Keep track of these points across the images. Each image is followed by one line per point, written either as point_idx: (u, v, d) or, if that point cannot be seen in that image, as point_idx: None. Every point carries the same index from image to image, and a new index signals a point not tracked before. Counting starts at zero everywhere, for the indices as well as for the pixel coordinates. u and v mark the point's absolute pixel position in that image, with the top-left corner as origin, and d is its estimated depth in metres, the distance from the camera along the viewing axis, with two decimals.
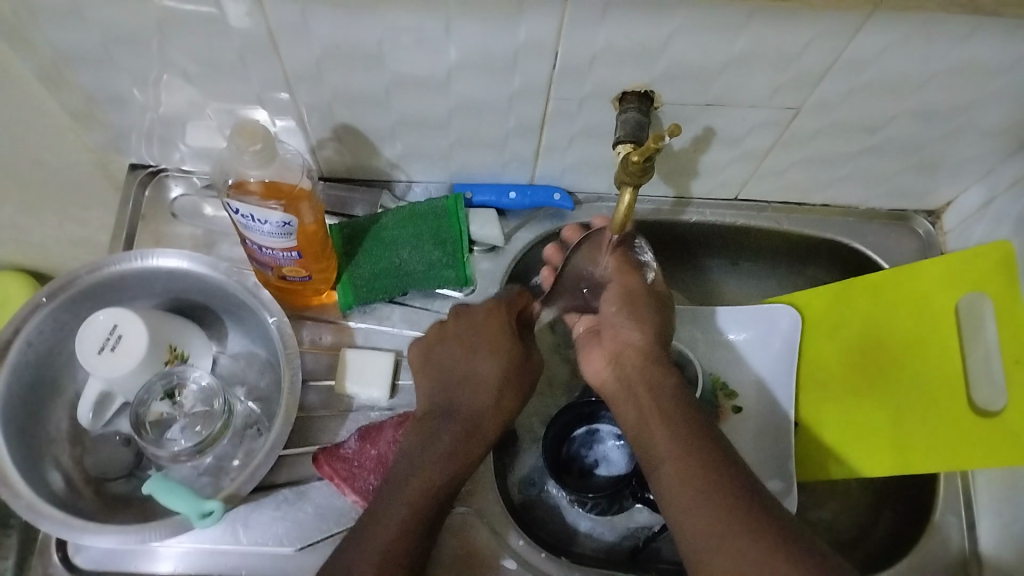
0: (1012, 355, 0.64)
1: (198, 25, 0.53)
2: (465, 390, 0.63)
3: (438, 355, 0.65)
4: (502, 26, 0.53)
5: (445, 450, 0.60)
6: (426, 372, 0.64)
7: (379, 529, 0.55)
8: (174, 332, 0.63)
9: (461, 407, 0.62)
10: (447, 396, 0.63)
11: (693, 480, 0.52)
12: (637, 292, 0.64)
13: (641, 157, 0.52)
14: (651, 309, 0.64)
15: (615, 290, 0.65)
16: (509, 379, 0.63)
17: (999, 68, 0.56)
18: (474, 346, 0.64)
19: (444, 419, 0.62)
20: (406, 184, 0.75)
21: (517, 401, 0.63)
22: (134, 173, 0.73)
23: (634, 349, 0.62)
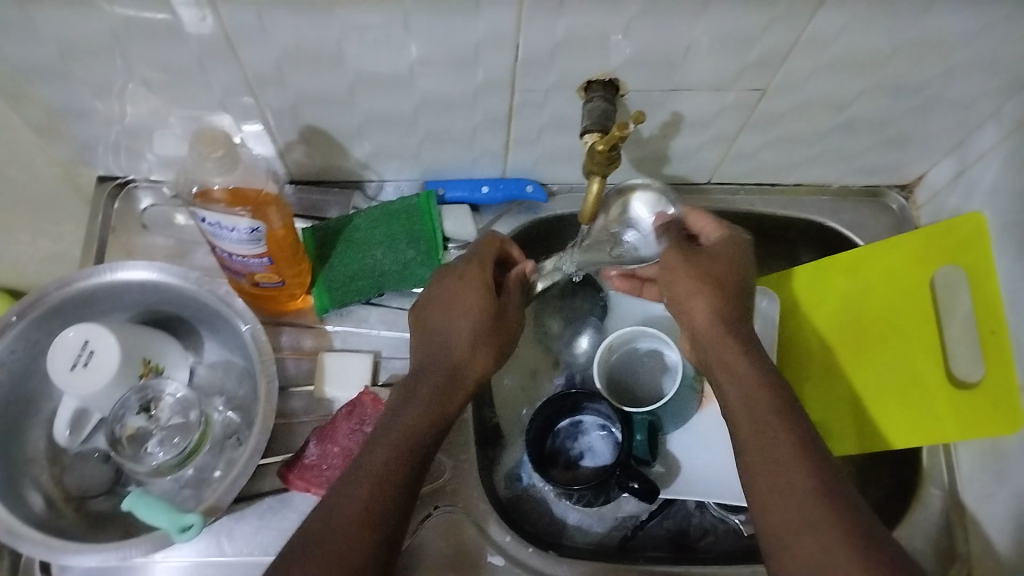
0: (988, 325, 0.64)
1: (155, 31, 0.53)
2: (458, 347, 0.59)
3: (426, 312, 0.61)
4: (460, 20, 0.52)
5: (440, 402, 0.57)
6: (418, 328, 0.61)
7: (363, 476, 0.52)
8: (148, 345, 0.62)
9: (442, 357, 0.59)
10: (440, 358, 0.59)
11: (786, 491, 0.48)
12: (686, 261, 0.60)
13: (607, 145, 0.53)
14: (723, 267, 0.59)
15: (698, 265, 0.59)
16: (483, 337, 0.60)
17: (964, 38, 0.56)
18: (457, 316, 0.60)
19: (422, 375, 0.58)
20: (378, 184, 0.74)
21: (488, 360, 0.60)
22: (103, 186, 0.72)
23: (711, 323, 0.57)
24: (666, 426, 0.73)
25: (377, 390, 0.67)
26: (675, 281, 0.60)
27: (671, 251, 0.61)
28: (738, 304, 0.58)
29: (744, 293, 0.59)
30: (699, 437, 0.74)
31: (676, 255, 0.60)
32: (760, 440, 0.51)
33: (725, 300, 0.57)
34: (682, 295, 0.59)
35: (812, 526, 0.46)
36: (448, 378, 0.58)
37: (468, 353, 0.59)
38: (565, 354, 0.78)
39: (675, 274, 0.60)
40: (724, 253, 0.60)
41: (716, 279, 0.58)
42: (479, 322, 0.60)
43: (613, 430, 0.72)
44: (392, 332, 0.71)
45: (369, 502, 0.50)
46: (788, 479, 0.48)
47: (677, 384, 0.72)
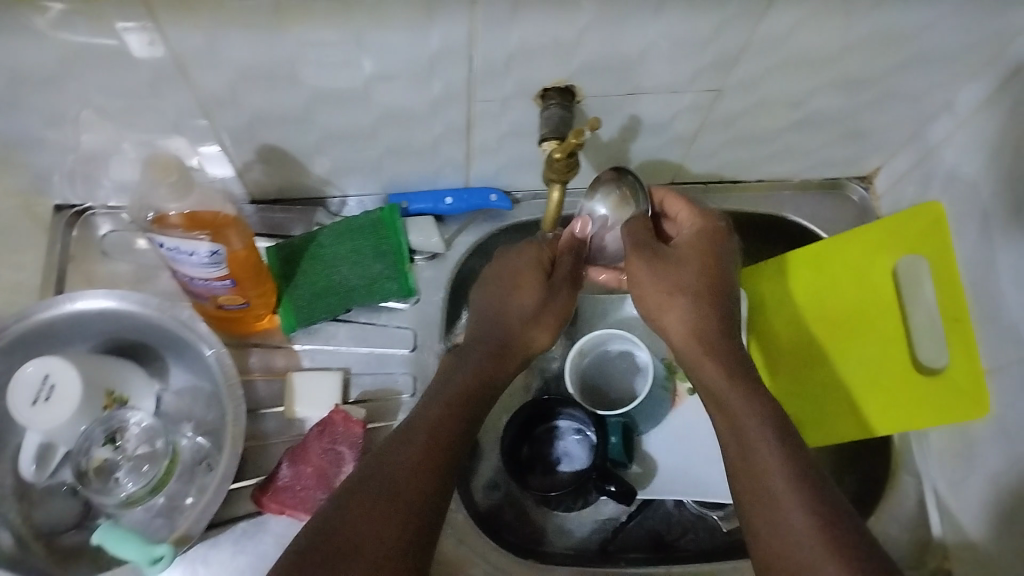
0: (951, 313, 0.64)
1: (102, 57, 0.52)
2: (511, 323, 0.61)
3: (483, 291, 0.64)
4: (413, 33, 0.52)
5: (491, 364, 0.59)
6: (479, 305, 0.63)
7: (369, 498, 0.49)
8: (111, 375, 0.61)
9: (495, 334, 0.61)
10: (494, 333, 0.61)
11: (776, 508, 0.49)
12: (654, 272, 0.60)
13: (563, 154, 0.54)
14: (694, 269, 0.59)
15: (663, 269, 0.60)
16: (539, 315, 0.62)
17: (914, 32, 0.57)
18: (512, 285, 0.62)
19: (475, 350, 0.60)
20: (340, 201, 0.74)
21: (543, 336, 0.62)
22: (60, 215, 0.70)
23: (686, 330, 0.58)
24: (641, 425, 0.73)
25: (347, 408, 0.67)
26: (641, 291, 0.60)
27: (635, 257, 0.61)
28: (714, 307, 0.58)
29: (720, 291, 0.59)
30: (674, 437, 0.75)
31: (642, 262, 0.60)
32: (745, 455, 0.52)
33: (698, 306, 0.58)
34: (649, 301, 0.60)
35: (808, 541, 0.46)
36: (498, 346, 0.60)
37: (520, 329, 0.61)
38: (537, 359, 0.78)
39: (642, 283, 0.60)
40: (698, 251, 0.60)
41: (687, 288, 0.59)
42: (535, 293, 0.62)
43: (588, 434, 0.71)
44: (362, 347, 0.71)
45: (380, 525, 0.48)
46: (778, 495, 0.49)
47: (648, 383, 0.72)
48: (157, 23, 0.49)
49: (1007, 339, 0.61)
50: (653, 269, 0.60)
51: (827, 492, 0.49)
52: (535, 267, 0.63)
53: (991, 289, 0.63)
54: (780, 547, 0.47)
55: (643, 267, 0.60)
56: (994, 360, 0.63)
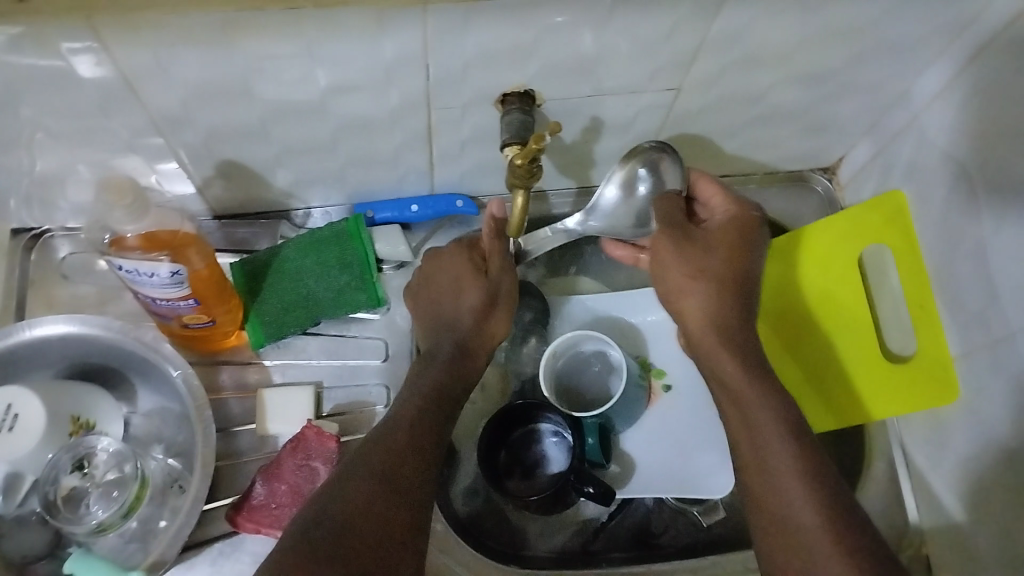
0: (916, 302, 0.66)
1: (50, 80, 0.51)
2: (464, 327, 0.63)
3: (423, 298, 0.66)
4: (367, 44, 0.51)
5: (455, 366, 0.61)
6: (423, 309, 0.66)
7: (356, 485, 0.51)
8: (75, 401, 0.60)
9: (453, 335, 0.63)
10: (448, 339, 0.63)
11: (775, 484, 0.51)
12: (681, 253, 0.61)
13: (525, 158, 0.53)
14: (721, 255, 0.61)
15: (691, 252, 0.61)
16: (488, 308, 0.64)
17: (866, 24, 0.57)
18: (454, 289, 0.65)
19: (439, 351, 0.62)
20: (305, 212, 0.73)
21: (497, 327, 0.65)
22: (17, 239, 0.69)
23: (700, 314, 0.59)
24: (618, 425, 0.73)
25: (321, 423, 0.66)
26: (664, 270, 0.61)
27: (664, 235, 0.62)
28: (735, 296, 0.59)
29: (743, 282, 0.60)
30: (651, 434, 0.75)
31: (669, 241, 0.61)
32: (752, 444, 0.53)
33: (719, 292, 0.59)
34: (670, 282, 0.61)
35: (796, 515, 0.49)
36: (458, 350, 0.62)
37: (476, 330, 0.63)
38: (512, 362, 0.77)
39: (667, 261, 0.61)
40: (726, 238, 0.62)
41: (712, 272, 0.60)
42: (473, 291, 0.64)
43: (565, 435, 0.71)
44: (333, 360, 0.70)
45: (364, 508, 0.50)
46: (775, 473, 0.51)
47: (624, 382, 0.71)
48: (104, 43, 0.48)
49: (971, 324, 0.62)
50: (677, 251, 0.61)
51: (821, 466, 0.52)
52: (469, 264, 0.65)
53: (954, 275, 0.64)
54: (778, 528, 0.50)
55: (669, 246, 0.61)
56: (959, 345, 0.63)
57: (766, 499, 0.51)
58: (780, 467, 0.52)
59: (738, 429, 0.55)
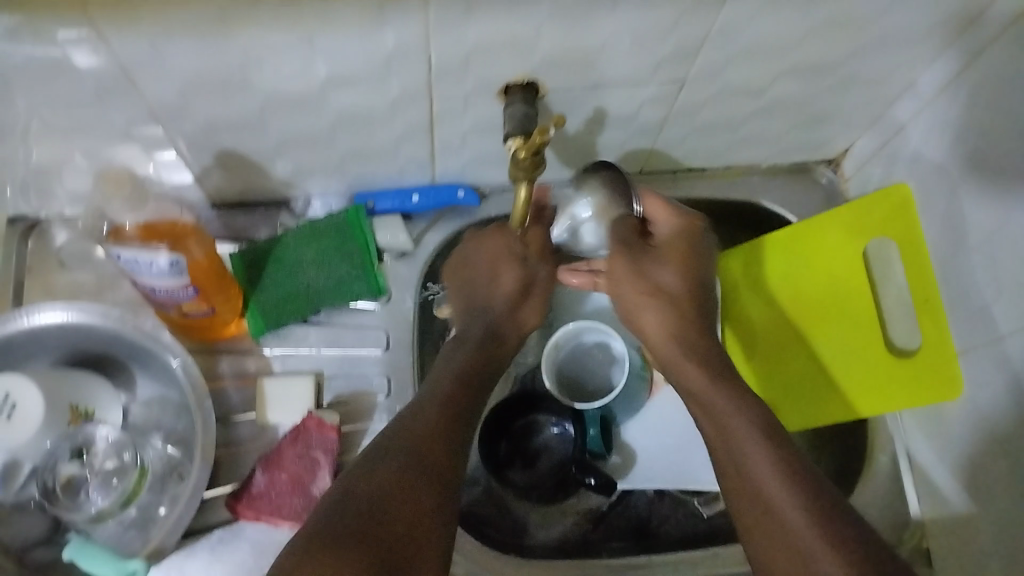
0: (919, 296, 0.65)
1: (46, 69, 0.50)
2: (501, 308, 0.66)
3: (461, 275, 0.67)
4: (366, 35, 0.51)
5: (482, 351, 0.63)
6: (459, 287, 0.67)
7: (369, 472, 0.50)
8: (74, 390, 0.60)
9: (491, 315, 0.65)
10: (486, 319, 0.65)
11: (754, 487, 0.50)
12: (636, 270, 0.62)
13: (528, 152, 0.55)
14: (671, 268, 0.63)
15: (648, 270, 0.62)
16: (523, 294, 0.67)
17: (872, 17, 0.56)
18: (491, 270, 0.66)
19: (475, 327, 0.65)
20: (304, 199, 0.72)
21: (532, 314, 0.68)
22: (13, 227, 0.68)
23: (664, 331, 0.61)
24: (619, 417, 0.73)
25: (321, 412, 0.65)
26: (621, 289, 0.63)
27: (619, 255, 0.63)
28: (689, 313, 0.62)
29: (696, 295, 0.63)
30: (652, 427, 0.75)
31: (624, 261, 0.63)
32: (728, 449, 0.53)
33: (673, 310, 0.61)
34: (631, 299, 0.63)
35: (780, 516, 0.48)
36: (494, 328, 0.65)
37: (512, 314, 0.66)
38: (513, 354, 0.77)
39: (623, 280, 0.63)
40: (676, 252, 0.63)
41: (665, 289, 0.62)
42: (513, 277, 0.66)
43: (566, 426, 0.72)
44: (334, 349, 0.70)
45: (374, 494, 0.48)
46: (756, 475, 0.50)
47: (625, 376, 0.71)
48: (98, 33, 0.47)
49: (976, 320, 0.62)
50: (633, 270, 0.62)
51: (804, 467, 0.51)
52: (508, 249, 0.67)
53: (959, 270, 0.63)
54: (764, 529, 0.48)
55: (627, 266, 0.62)
56: (964, 341, 0.63)
57: (747, 504, 0.50)
58: (758, 470, 0.51)
59: (715, 438, 0.54)
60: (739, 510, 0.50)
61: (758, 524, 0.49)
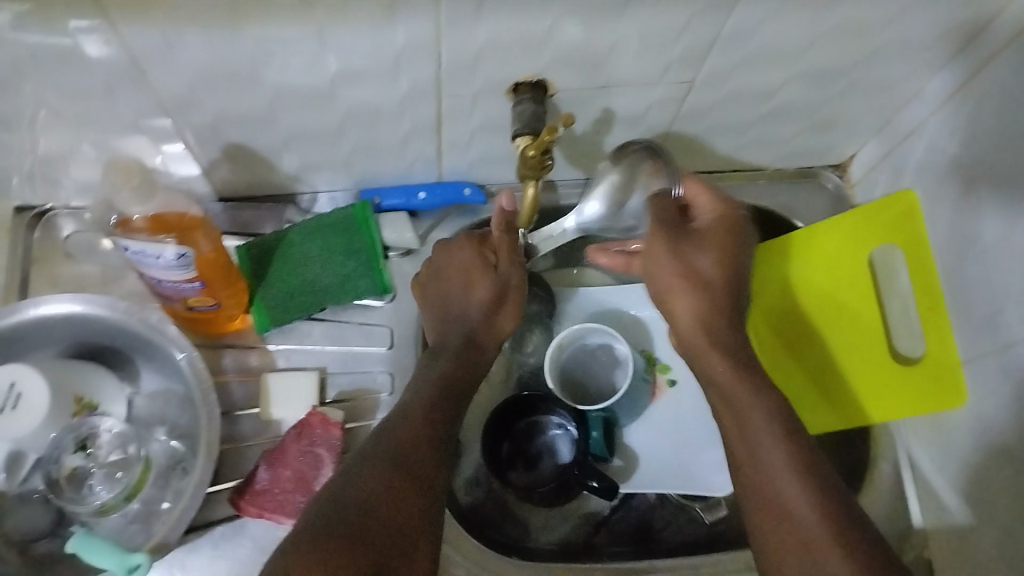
0: (926, 303, 0.64)
1: (57, 59, 0.50)
2: (473, 317, 0.64)
3: (434, 288, 0.66)
4: (377, 30, 0.51)
5: (467, 355, 0.62)
6: (432, 300, 0.66)
7: (365, 478, 0.50)
8: (80, 381, 0.60)
9: (463, 326, 0.64)
10: (458, 329, 0.64)
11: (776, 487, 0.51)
12: (673, 253, 0.60)
13: (538, 150, 0.54)
14: (711, 256, 0.59)
15: (676, 253, 0.60)
16: (499, 301, 0.65)
17: (882, 23, 0.57)
18: (463, 281, 0.65)
19: (449, 337, 0.63)
20: (311, 197, 0.73)
21: (507, 321, 0.65)
22: (21, 217, 0.68)
23: (697, 319, 0.59)
24: (621, 419, 0.73)
25: (326, 410, 0.66)
26: (656, 266, 0.61)
27: (658, 236, 0.60)
28: (723, 304, 0.59)
29: (734, 287, 0.60)
30: (655, 429, 0.75)
31: (660, 243, 0.60)
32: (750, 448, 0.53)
33: (707, 300, 0.59)
34: (662, 283, 0.61)
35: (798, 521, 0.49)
36: (466, 340, 0.63)
37: (485, 322, 0.64)
38: (516, 354, 0.77)
39: (658, 261, 0.60)
40: (717, 239, 0.60)
41: (702, 275, 0.59)
42: (485, 286, 0.64)
43: (570, 428, 0.71)
44: (338, 346, 0.70)
45: (367, 503, 0.49)
46: (779, 480, 0.51)
47: (630, 377, 0.71)
48: (110, 22, 0.47)
49: (981, 329, 0.62)
50: (664, 252, 0.60)
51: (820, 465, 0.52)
52: (479, 259, 0.65)
53: (964, 277, 0.63)
54: (782, 534, 0.49)
55: (663, 249, 0.60)
56: (968, 349, 0.63)
57: (767, 505, 0.51)
58: (782, 473, 0.51)
59: (736, 437, 0.54)
60: (755, 509, 0.51)
61: (775, 521, 0.50)
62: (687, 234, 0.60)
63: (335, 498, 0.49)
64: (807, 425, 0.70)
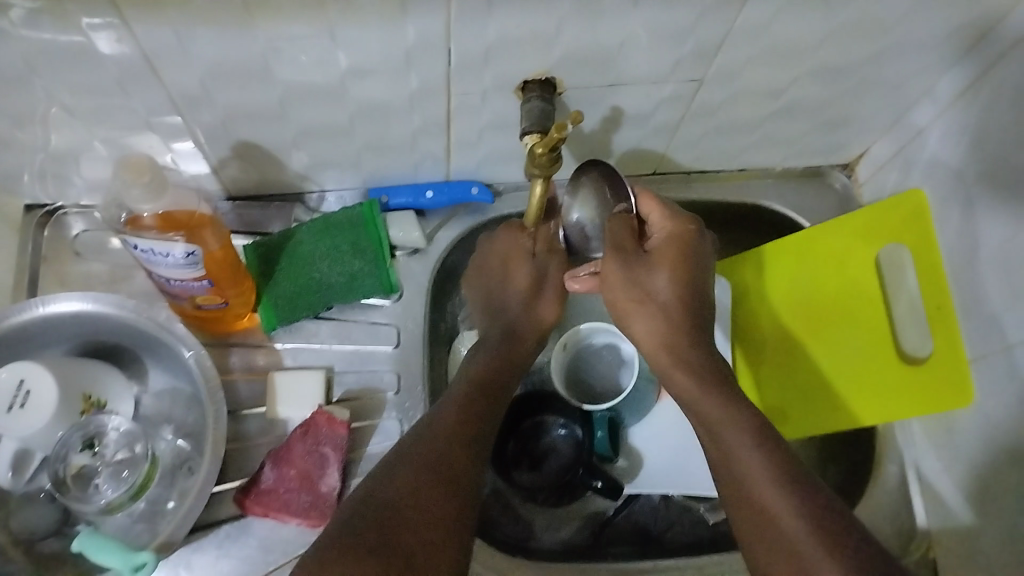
0: (932, 302, 0.64)
1: (69, 55, 0.50)
2: (512, 308, 0.67)
3: (483, 279, 0.69)
4: (389, 27, 0.51)
5: (502, 348, 0.64)
6: (481, 291, 0.69)
7: (396, 475, 0.50)
8: (88, 379, 0.60)
9: (503, 316, 0.67)
10: (498, 318, 0.66)
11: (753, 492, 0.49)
12: (625, 274, 0.59)
13: (546, 148, 0.54)
14: (664, 273, 0.59)
15: (630, 273, 0.59)
16: (537, 290, 0.67)
17: (893, 21, 0.57)
18: (503, 271, 0.68)
19: (492, 326, 0.66)
20: (319, 196, 0.73)
21: (547, 308, 0.67)
22: (31, 215, 0.68)
23: (658, 339, 0.59)
24: (626, 418, 0.72)
25: (332, 409, 0.66)
26: (611, 292, 0.60)
27: (610, 259, 0.60)
28: (679, 320, 0.59)
29: (688, 305, 0.59)
30: (661, 429, 0.74)
31: (616, 264, 0.60)
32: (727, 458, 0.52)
33: (663, 318, 0.59)
34: (619, 304, 0.61)
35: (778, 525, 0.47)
36: (505, 330, 0.65)
37: (525, 311, 0.66)
38: None
39: (613, 285, 0.60)
40: (667, 257, 0.60)
41: (655, 297, 0.59)
42: (524, 275, 0.67)
43: (576, 429, 0.71)
44: (345, 345, 0.70)
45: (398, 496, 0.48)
46: (756, 484, 0.50)
47: (636, 375, 0.71)
48: (122, 19, 0.47)
49: (989, 326, 0.62)
50: (616, 274, 0.60)
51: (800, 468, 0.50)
52: (519, 248, 0.68)
53: (972, 276, 0.63)
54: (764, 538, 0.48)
55: (616, 270, 0.59)
56: (976, 347, 0.63)
57: (747, 512, 0.49)
58: (756, 478, 0.50)
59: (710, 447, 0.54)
60: (737, 515, 0.50)
61: (757, 529, 0.48)
62: (638, 255, 0.60)
63: (365, 495, 0.49)
64: (788, 435, 0.72)
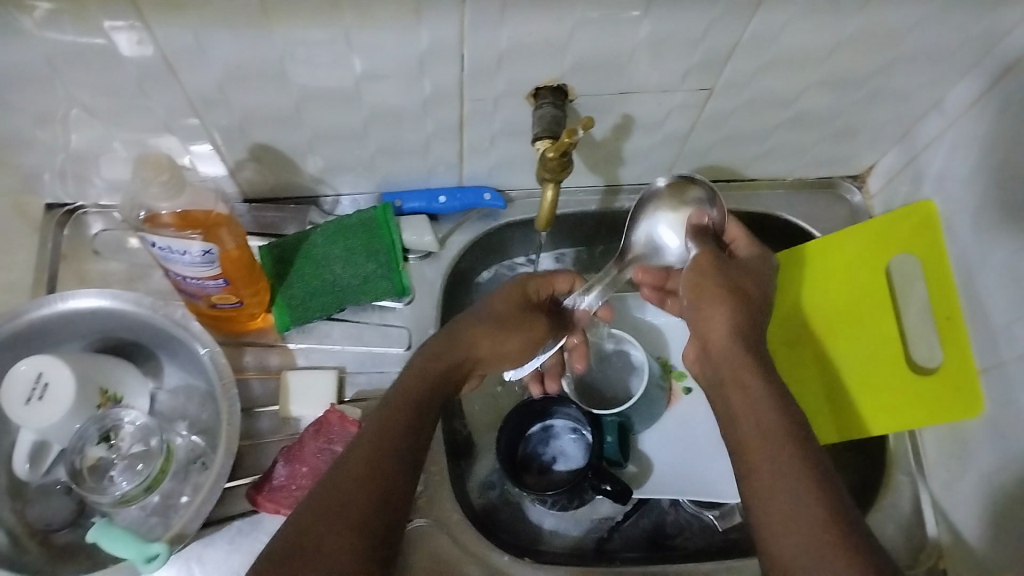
0: (944, 313, 0.65)
1: (92, 57, 0.52)
2: (476, 318, 0.60)
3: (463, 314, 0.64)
4: (402, 32, 0.52)
5: (444, 360, 0.57)
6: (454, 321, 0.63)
7: (347, 471, 0.48)
8: (104, 374, 0.62)
9: (460, 327, 0.59)
10: (455, 323, 0.60)
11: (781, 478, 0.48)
12: (717, 267, 0.58)
13: (557, 152, 0.55)
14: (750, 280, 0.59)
15: (717, 268, 0.58)
16: (501, 324, 0.61)
17: (903, 31, 0.57)
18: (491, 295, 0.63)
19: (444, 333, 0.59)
20: (333, 199, 0.74)
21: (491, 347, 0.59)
22: (51, 214, 0.70)
23: (730, 333, 0.55)
24: (637, 425, 0.73)
25: (344, 408, 0.67)
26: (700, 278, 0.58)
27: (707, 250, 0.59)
28: (753, 325, 0.56)
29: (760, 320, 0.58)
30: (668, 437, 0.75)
31: (710, 258, 0.59)
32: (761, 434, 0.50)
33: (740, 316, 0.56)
34: (700, 292, 0.58)
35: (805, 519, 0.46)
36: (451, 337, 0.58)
37: (482, 328, 0.60)
38: None
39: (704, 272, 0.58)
40: (755, 270, 0.60)
41: (744, 294, 0.57)
42: (504, 302, 0.62)
43: (584, 432, 0.72)
44: (357, 346, 0.71)
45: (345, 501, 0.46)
46: (785, 477, 0.48)
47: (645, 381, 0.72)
48: (143, 22, 0.49)
49: (1000, 336, 0.61)
50: (705, 263, 0.59)
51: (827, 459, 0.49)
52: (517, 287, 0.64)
53: (983, 285, 0.63)
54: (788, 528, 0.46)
55: (708, 261, 0.59)
56: (986, 358, 0.63)
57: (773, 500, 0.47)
58: (786, 466, 0.48)
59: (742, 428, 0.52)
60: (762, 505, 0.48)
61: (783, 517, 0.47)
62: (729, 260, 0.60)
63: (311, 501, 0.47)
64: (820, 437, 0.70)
